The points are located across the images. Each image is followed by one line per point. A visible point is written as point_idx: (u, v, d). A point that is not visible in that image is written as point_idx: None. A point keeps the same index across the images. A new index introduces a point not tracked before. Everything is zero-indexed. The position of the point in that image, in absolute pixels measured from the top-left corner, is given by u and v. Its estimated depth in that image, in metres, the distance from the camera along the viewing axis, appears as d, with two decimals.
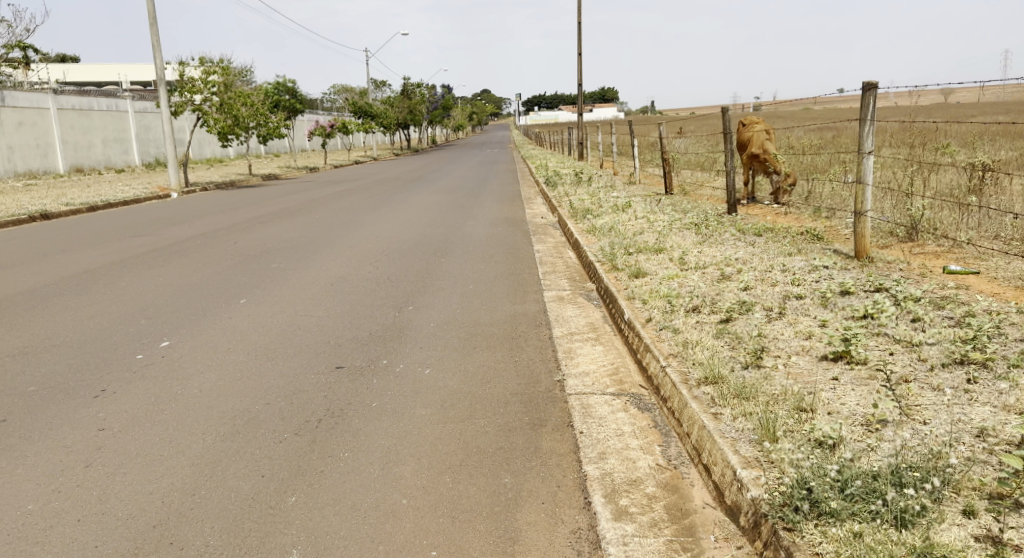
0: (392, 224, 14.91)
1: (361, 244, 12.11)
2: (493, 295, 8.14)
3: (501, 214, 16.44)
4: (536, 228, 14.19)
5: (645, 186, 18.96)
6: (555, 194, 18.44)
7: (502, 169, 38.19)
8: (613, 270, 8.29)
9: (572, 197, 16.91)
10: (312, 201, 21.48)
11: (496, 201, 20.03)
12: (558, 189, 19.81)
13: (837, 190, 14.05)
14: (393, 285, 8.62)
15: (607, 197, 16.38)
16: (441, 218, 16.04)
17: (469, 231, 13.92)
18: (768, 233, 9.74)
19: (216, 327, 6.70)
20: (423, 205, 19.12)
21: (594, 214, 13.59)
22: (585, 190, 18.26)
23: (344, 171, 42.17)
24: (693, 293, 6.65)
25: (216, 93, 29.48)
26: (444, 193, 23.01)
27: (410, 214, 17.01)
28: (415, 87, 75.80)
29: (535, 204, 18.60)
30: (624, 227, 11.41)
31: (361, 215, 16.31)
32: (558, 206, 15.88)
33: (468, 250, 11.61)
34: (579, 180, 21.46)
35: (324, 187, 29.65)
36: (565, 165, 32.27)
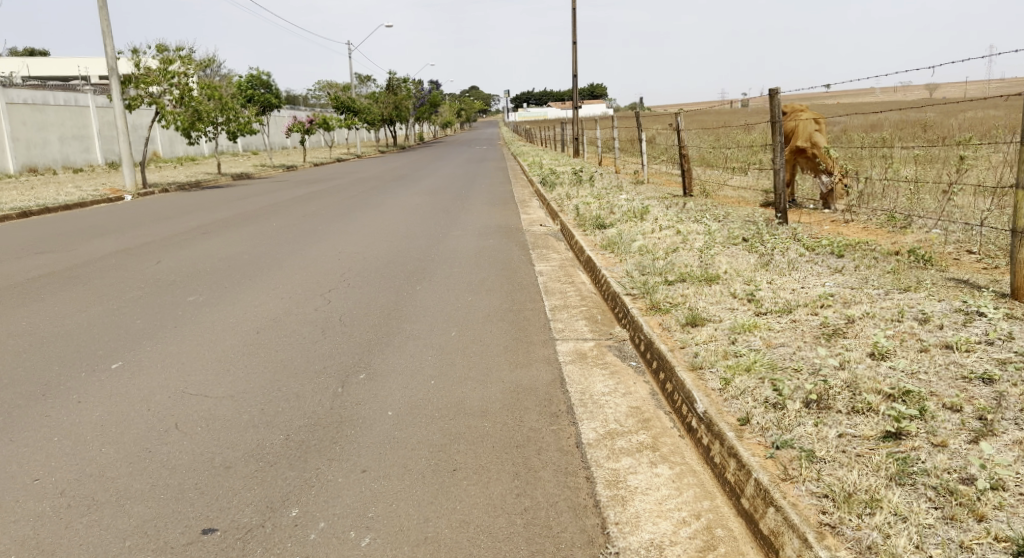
0: (362, 233, 12.47)
1: (317, 262, 9.68)
2: (485, 349, 5.72)
3: (492, 221, 14.03)
4: (536, 240, 11.76)
5: (658, 187, 16.53)
6: (554, 198, 16.00)
7: (492, 167, 35.66)
8: (652, 312, 5.88)
9: (576, 201, 14.45)
10: (279, 204, 19.00)
11: (486, 204, 17.60)
12: (558, 190, 17.37)
13: (897, 193, 11.71)
14: (343, 332, 6.20)
15: (616, 201, 14.01)
16: (421, 225, 13.60)
17: (454, 243, 11.48)
18: (850, 252, 7.35)
19: (43, 427, 4.23)
20: (402, 208, 16.68)
21: (607, 222, 11.18)
22: (589, 193, 15.81)
23: (324, 171, 39.70)
24: (803, 368, 4.22)
25: (177, 86, 26.90)
26: (428, 194, 20.55)
27: (384, 218, 14.56)
28: (400, 83, 73.33)
29: (532, 208, 16.16)
30: (651, 241, 9.00)
31: (327, 223, 13.87)
32: (560, 211, 13.46)
33: (451, 269, 9.20)
34: (580, 179, 19.01)
35: (297, 188, 27.21)
36: (561, 163, 29.78)
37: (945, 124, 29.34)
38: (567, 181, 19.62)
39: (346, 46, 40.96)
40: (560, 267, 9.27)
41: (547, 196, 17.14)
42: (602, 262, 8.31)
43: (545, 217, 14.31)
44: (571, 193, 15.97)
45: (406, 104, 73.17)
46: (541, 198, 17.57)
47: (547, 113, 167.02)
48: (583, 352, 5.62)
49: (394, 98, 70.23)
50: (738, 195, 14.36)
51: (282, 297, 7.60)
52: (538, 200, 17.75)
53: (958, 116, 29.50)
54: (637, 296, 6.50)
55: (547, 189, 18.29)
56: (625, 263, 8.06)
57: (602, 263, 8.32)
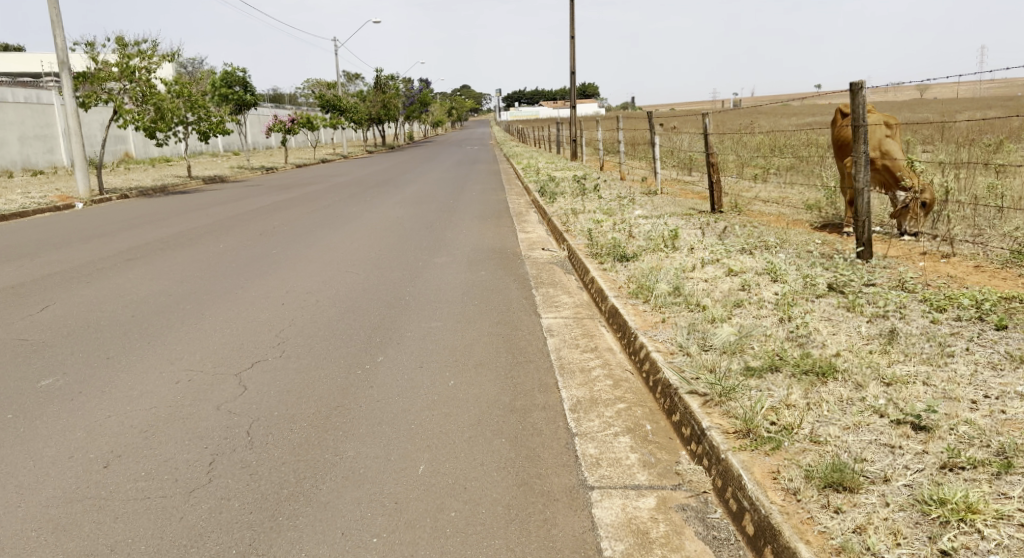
0: (325, 260, 10.17)
1: (252, 308, 7.39)
2: (472, 507, 3.50)
3: (484, 242, 11.70)
4: (539, 271, 9.39)
5: (677, 201, 14.20)
6: (557, 213, 13.62)
7: (484, 170, 33.31)
8: (746, 445, 3.55)
9: (585, 219, 12.08)
10: (241, 215, 16.63)
11: (478, 218, 15.29)
12: (560, 203, 15.02)
13: (988, 215, 9.43)
14: (245, 460, 3.98)
15: (633, 219, 11.71)
16: (399, 248, 11.29)
17: (438, 275, 9.15)
18: (1009, 317, 5.03)
19: None
20: (380, 223, 14.45)
21: (631, 251, 8.84)
22: (599, 207, 13.45)
23: (305, 173, 37.30)
24: None
25: (137, 82, 24.48)
26: (412, 204, 18.24)
27: (357, 238, 12.25)
28: (388, 82, 71.10)
29: (531, 225, 13.80)
30: (700, 287, 6.65)
31: (287, 245, 11.55)
32: (567, 233, 11.10)
33: (429, 321, 6.89)
34: (584, 191, 16.64)
35: (270, 194, 24.85)
36: (559, 167, 27.46)
37: (974, 124, 27.05)
38: (569, 191, 17.25)
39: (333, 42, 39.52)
40: (576, 320, 6.89)
41: (548, 210, 14.79)
42: (638, 322, 5.91)
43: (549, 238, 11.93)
44: (576, 208, 13.61)
45: (394, 102, 70.69)
46: (542, 211, 15.19)
47: (540, 112, 164.93)
48: (644, 524, 3.35)
49: (383, 96, 67.77)
50: (779, 213, 12.02)
51: (176, 382, 5.19)
52: (537, 214, 15.36)
53: (987, 120, 27.42)
54: (711, 400, 4.12)
55: (545, 201, 15.95)
56: (676, 323, 5.68)
57: (640, 322, 5.93)
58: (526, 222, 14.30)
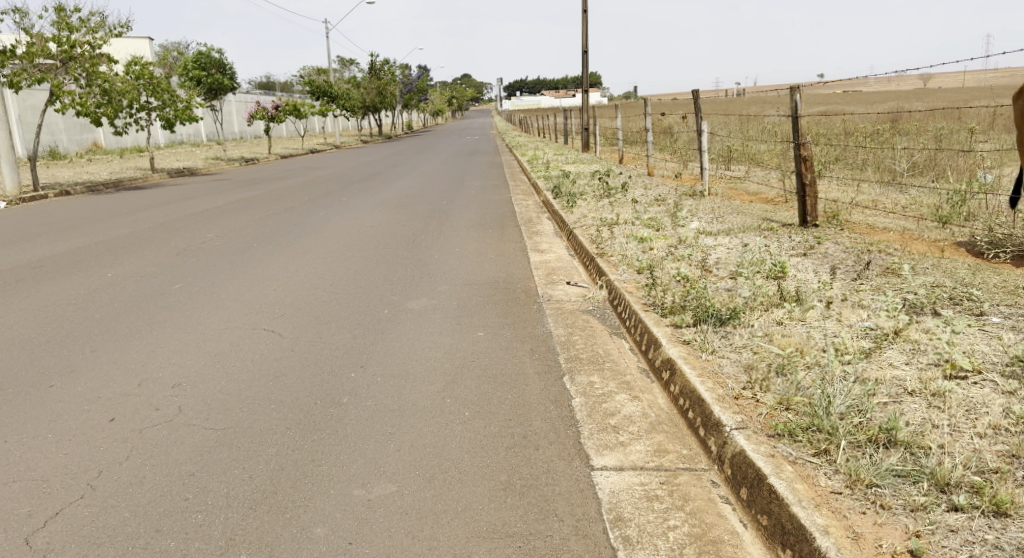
0: (247, 303, 6.84)
1: (45, 431, 4.07)
2: None
3: (483, 271, 8.32)
4: (571, 330, 5.95)
5: (740, 208, 10.80)
6: (584, 225, 10.18)
7: (483, 163, 29.85)
8: None
9: (628, 237, 8.65)
10: (178, 220, 13.25)
11: (476, 227, 11.90)
12: (584, 208, 11.61)
13: None
14: None
15: (693, 236, 8.33)
16: (361, 280, 7.91)
17: (408, 338, 5.76)
18: None
19: None
20: (348, 236, 11.10)
21: (725, 304, 5.40)
22: (639, 217, 10.03)
23: (288, 165, 33.95)
24: None
25: (78, 61, 20.96)
26: (397, 206, 14.85)
27: (311, 262, 8.91)
28: (384, 66, 67.51)
29: (550, 239, 10.40)
30: (924, 422, 3.36)
31: (205, 275, 8.22)
32: (605, 262, 7.69)
33: (370, 479, 3.49)
34: (611, 193, 13.20)
35: (235, 190, 21.53)
36: (570, 160, 24.02)
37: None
38: (590, 192, 13.80)
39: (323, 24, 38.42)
40: (666, 479, 3.41)
41: (568, 217, 11.36)
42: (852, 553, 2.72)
43: (576, 266, 8.52)
44: (607, 219, 10.20)
45: (390, 89, 67.05)
46: (559, 220, 11.74)
47: (541, 102, 161.25)
48: None
49: (376, 83, 64.13)
50: (897, 228, 8.60)
51: None
52: (554, 223, 11.93)
53: None
54: None
55: (563, 206, 12.53)
56: None
57: (856, 555, 2.72)
58: (539, 235, 10.89)
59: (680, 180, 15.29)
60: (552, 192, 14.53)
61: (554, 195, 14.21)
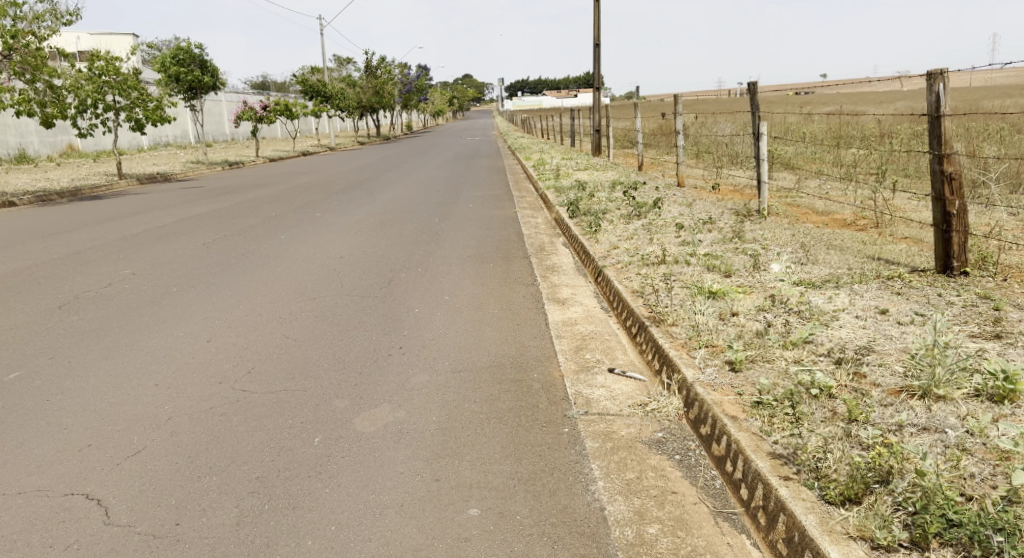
0: (97, 425, 4.20)
1: None
2: None
3: (480, 347, 5.63)
4: (642, 502, 3.32)
5: (825, 239, 8.16)
6: (622, 266, 7.52)
7: (485, 168, 27.31)
8: None
9: (694, 294, 5.95)
10: (101, 245, 10.61)
11: (473, 261, 9.22)
12: (616, 239, 8.96)
13: None
14: None
15: (794, 290, 5.76)
16: (297, 364, 5.23)
17: (341, 537, 3.14)
18: None
19: None
20: (307, 274, 8.45)
21: (964, 499, 2.96)
22: (697, 258, 7.38)
23: (273, 169, 31.43)
24: None
25: (19, 54, 18.27)
26: (379, 228, 12.20)
27: (238, 324, 6.27)
28: (383, 65, 64.87)
29: (576, 285, 7.73)
30: None
31: (72, 351, 5.57)
32: (670, 340, 4.99)
33: None
34: (645, 216, 10.56)
35: (202, 200, 18.95)
36: (582, 166, 21.48)
37: None
38: (616, 212, 11.13)
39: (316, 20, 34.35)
40: None
41: (597, 251, 8.70)
42: None
43: (617, 337, 5.84)
44: (650, 260, 7.53)
45: (388, 89, 64.48)
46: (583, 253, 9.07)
47: (543, 102, 158.54)
48: None
49: (373, 83, 61.56)
50: None
51: None
52: (576, 257, 9.26)
53: None
54: None
55: (585, 232, 9.87)
56: None
57: None
58: (558, 276, 8.23)
59: (727, 197, 12.64)
60: (568, 209, 11.87)
61: (571, 214, 11.54)
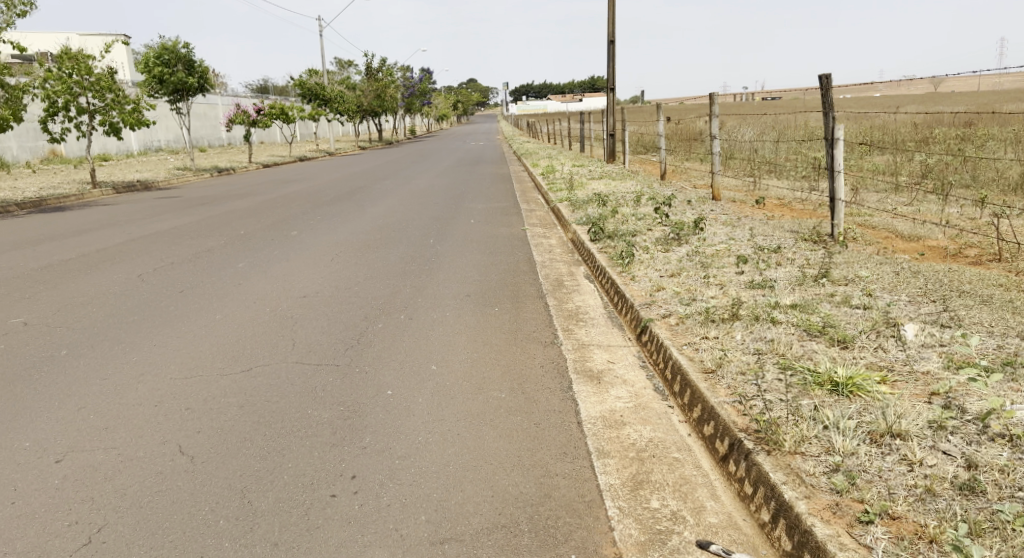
0: None
1: None
2: None
3: (478, 473, 3.61)
4: None
5: (942, 280, 6.18)
6: (682, 324, 5.37)
7: (490, 175, 25.37)
8: None
9: (812, 390, 3.88)
10: (17, 275, 8.62)
11: (475, 304, 7.12)
12: (662, 278, 6.87)
13: None
14: None
15: (969, 383, 3.76)
16: (177, 524, 3.37)
17: None
18: None
19: None
20: (254, 324, 6.38)
21: None
22: (786, 316, 5.26)
23: (263, 176, 29.50)
24: None
25: None
26: (362, 253, 10.14)
27: (115, 426, 4.21)
28: (384, 67, 62.96)
29: (612, 347, 5.60)
30: None
31: None
32: (810, 497, 3.13)
33: None
34: (691, 241, 8.57)
35: (171, 212, 16.99)
36: (597, 174, 19.52)
37: None
38: (652, 236, 9.11)
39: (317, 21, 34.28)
40: None
41: (638, 296, 6.56)
42: None
43: (695, 453, 3.77)
44: (719, 315, 5.40)
45: (389, 92, 62.54)
46: (618, 296, 6.91)
47: (548, 106, 156.66)
48: None
49: (374, 86, 59.61)
50: None
51: None
52: (607, 301, 7.08)
53: None
54: None
55: (616, 266, 7.76)
56: None
57: None
58: (584, 332, 6.10)
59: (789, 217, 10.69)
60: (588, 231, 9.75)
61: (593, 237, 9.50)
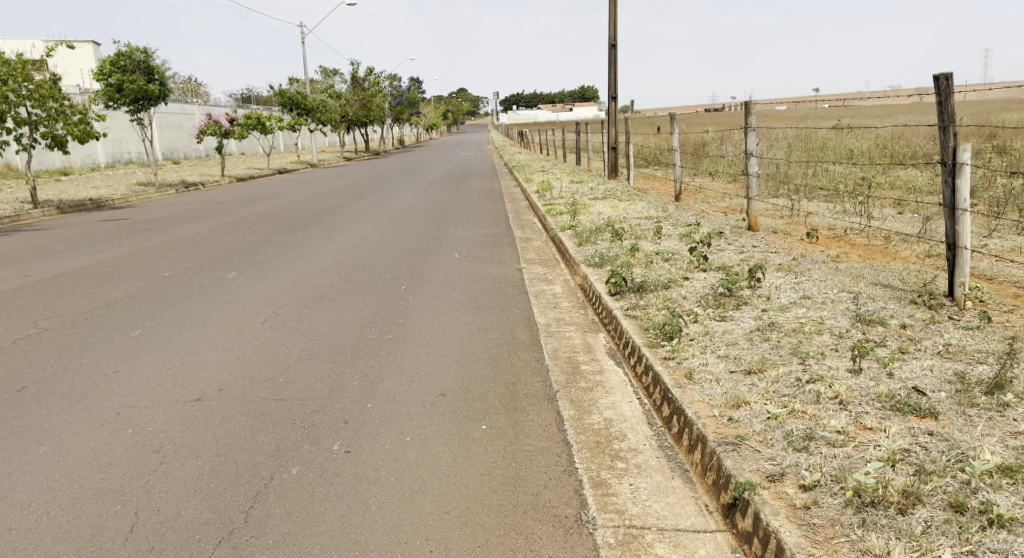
0: None
1: None
2: None
3: None
4: None
5: None
6: (830, 518, 3.13)
7: (479, 191, 23.03)
8: None
9: None
10: None
11: (451, 415, 4.73)
12: (740, 384, 4.45)
13: None
14: None
15: None
16: None
17: None
18: None
19: None
20: (90, 465, 4.03)
21: None
22: (1016, 504, 3.10)
23: (232, 193, 27.17)
24: None
25: None
26: (309, 309, 7.76)
27: None
28: (369, 77, 60.62)
29: (683, 542, 3.34)
30: None
31: None
32: None
33: None
34: (756, 305, 6.24)
35: (102, 240, 14.62)
36: (599, 194, 17.22)
37: None
38: (698, 294, 6.75)
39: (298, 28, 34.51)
40: None
41: (709, 421, 4.06)
42: None
43: None
44: (894, 498, 3.17)
45: (376, 102, 60.08)
46: (674, 410, 4.41)
47: (538, 116, 154.92)
48: None
49: (359, 96, 57.18)
50: None
51: None
52: (652, 417, 4.58)
53: None
54: None
55: (659, 350, 5.29)
56: None
57: None
58: (630, 493, 3.67)
59: (865, 259, 8.40)
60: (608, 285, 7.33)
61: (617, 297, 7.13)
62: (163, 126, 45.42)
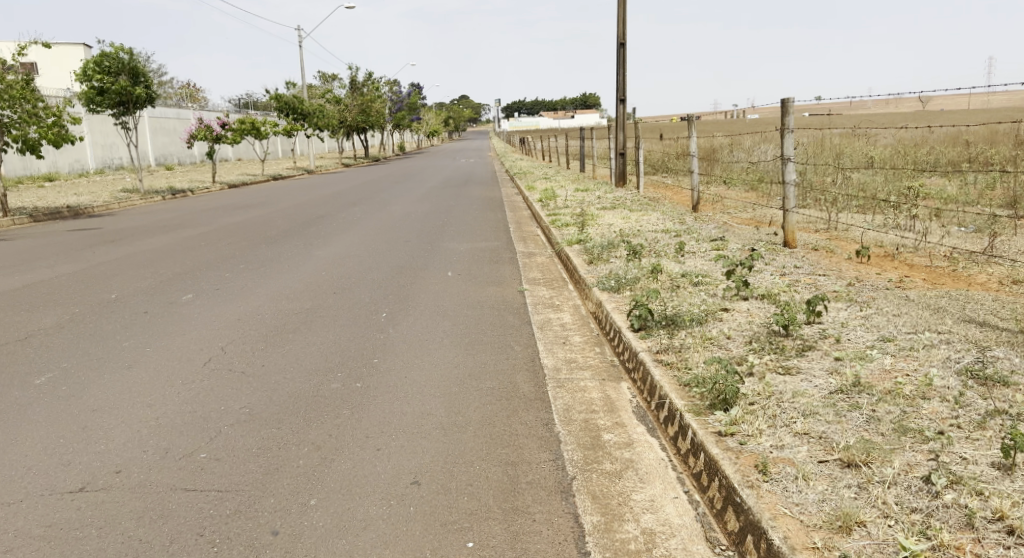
0: None
1: None
2: None
3: None
4: None
5: None
6: None
7: (479, 199, 21.70)
8: None
9: None
10: None
11: (422, 523, 3.42)
12: (838, 487, 3.23)
13: None
14: None
15: None
16: None
17: None
18: None
19: None
20: None
21: None
22: None
23: (220, 200, 25.89)
24: None
25: None
26: (265, 345, 6.43)
27: None
28: (369, 82, 59.33)
29: None
30: None
31: None
32: None
33: None
34: (827, 353, 4.85)
35: (61, 253, 13.32)
36: (609, 204, 15.87)
37: None
38: (746, 335, 5.38)
39: (296, 31, 34.77)
40: None
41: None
42: None
43: None
44: None
45: (375, 107, 58.75)
46: (748, 523, 3.19)
47: (541, 123, 153.77)
48: None
49: (358, 101, 55.86)
50: None
51: None
52: (712, 530, 3.31)
53: None
54: None
55: (709, 424, 3.85)
56: None
57: None
58: None
59: (935, 284, 7.06)
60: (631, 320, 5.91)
61: (642, 337, 5.71)
62: (154, 130, 44.08)
